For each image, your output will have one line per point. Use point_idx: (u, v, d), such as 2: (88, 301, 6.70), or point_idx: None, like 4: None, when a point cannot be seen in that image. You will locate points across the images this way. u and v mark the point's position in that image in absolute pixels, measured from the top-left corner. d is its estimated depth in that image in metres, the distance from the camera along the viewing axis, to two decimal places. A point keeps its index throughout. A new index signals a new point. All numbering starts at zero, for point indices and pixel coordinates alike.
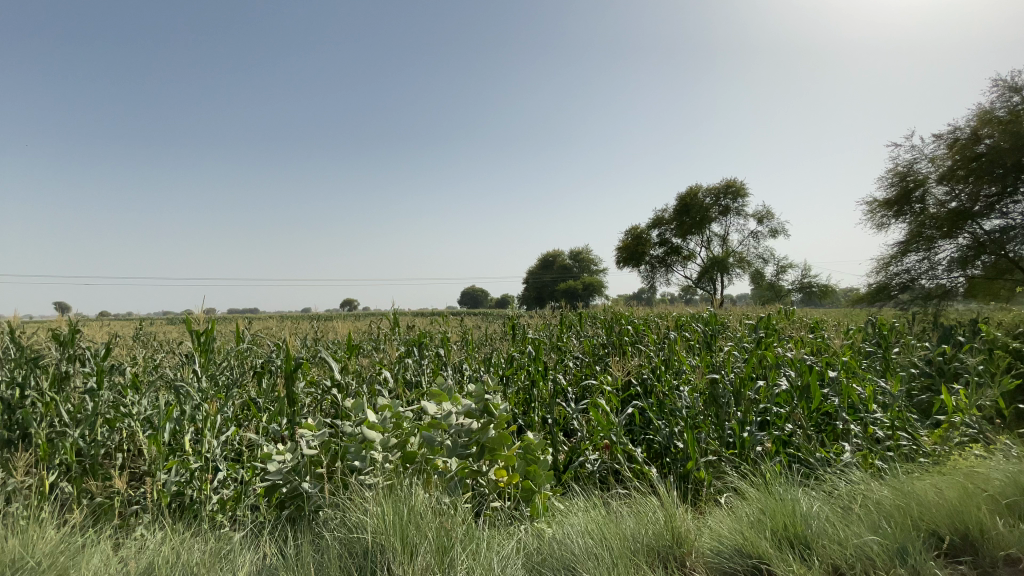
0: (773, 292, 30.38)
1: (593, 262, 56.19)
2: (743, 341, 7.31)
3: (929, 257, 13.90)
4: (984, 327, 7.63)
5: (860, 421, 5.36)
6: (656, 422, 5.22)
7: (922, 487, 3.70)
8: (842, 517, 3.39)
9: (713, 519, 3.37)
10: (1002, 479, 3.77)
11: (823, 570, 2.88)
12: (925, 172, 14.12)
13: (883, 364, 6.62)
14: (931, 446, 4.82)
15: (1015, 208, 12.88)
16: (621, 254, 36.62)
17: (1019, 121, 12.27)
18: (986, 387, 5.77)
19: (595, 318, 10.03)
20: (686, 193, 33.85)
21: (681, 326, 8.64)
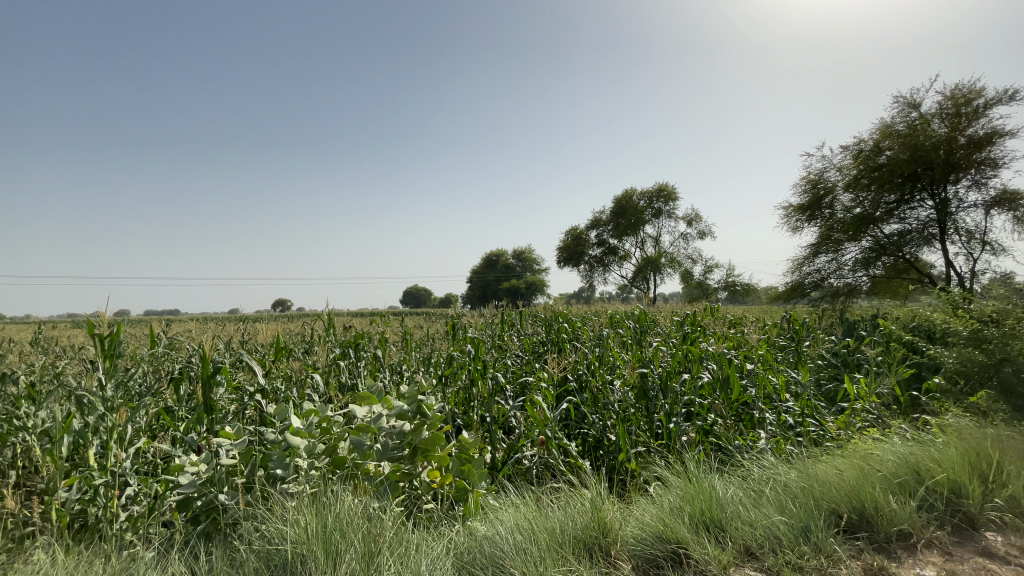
0: (703, 292, 32.04)
1: (536, 263, 56.87)
2: (671, 337, 7.69)
3: (837, 258, 15.19)
4: (880, 321, 8.46)
5: (775, 409, 5.82)
6: (589, 417, 5.40)
7: (825, 470, 4.05)
8: (754, 500, 3.65)
9: (638, 508, 3.53)
10: (895, 460, 4.19)
11: (735, 550, 3.09)
12: (834, 180, 15.40)
13: (795, 356, 7.17)
14: (834, 431, 5.32)
15: (910, 214, 14.34)
16: (563, 254, 37.42)
17: (915, 135, 13.60)
18: (883, 376, 6.40)
19: (534, 316, 10.18)
20: (624, 196, 34.96)
21: (615, 323, 8.94)
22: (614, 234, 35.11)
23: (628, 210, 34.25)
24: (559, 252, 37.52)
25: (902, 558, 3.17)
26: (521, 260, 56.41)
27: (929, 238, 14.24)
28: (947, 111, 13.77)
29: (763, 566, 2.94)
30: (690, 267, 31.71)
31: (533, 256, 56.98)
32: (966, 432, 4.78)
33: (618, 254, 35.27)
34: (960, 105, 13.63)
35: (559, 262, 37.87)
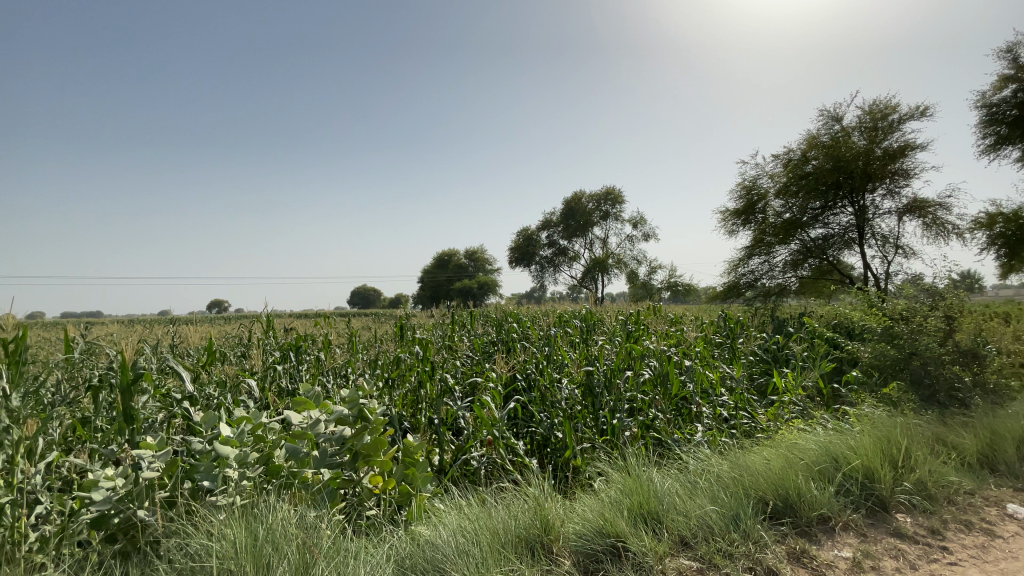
0: (648, 292, 33.10)
1: (489, 262, 56.93)
2: (616, 336, 7.92)
3: (769, 260, 16.14)
4: (805, 319, 9.06)
5: (711, 403, 6.14)
6: (537, 415, 5.46)
7: (755, 460, 4.29)
8: (689, 491, 3.82)
9: (579, 504, 3.61)
10: (816, 448, 4.51)
11: (671, 540, 3.24)
12: (767, 187, 16.36)
13: (731, 352, 7.56)
14: (764, 423, 5.69)
15: (833, 219, 15.43)
16: (513, 254, 37.62)
17: (837, 147, 14.68)
18: (808, 370, 6.87)
19: (484, 316, 10.19)
20: (574, 197, 35.57)
21: (562, 322, 9.09)
22: (563, 235, 35.66)
23: (577, 211, 34.92)
24: (510, 252, 37.67)
25: (821, 541, 3.43)
26: (472, 260, 56.20)
27: (850, 242, 15.40)
28: (866, 124, 14.93)
29: (696, 555, 3.10)
30: (636, 267, 32.68)
31: (485, 256, 56.92)
32: (879, 421, 5.23)
33: (568, 254, 35.85)
34: (876, 120, 14.83)
35: (510, 261, 38.01)
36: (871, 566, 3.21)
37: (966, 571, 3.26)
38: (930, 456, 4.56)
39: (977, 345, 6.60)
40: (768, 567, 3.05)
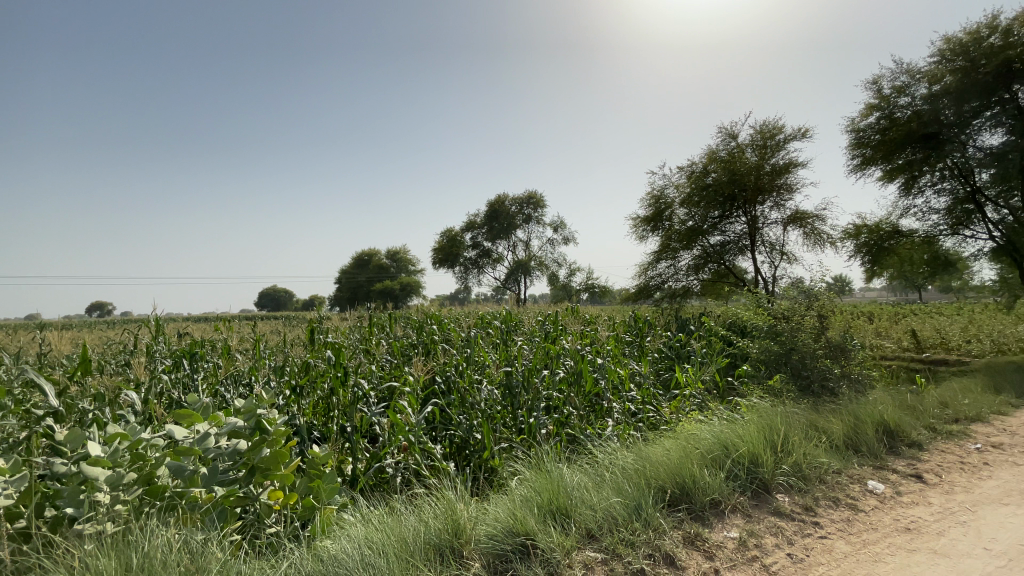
0: (567, 293, 34.14)
1: (412, 262, 55.82)
2: (534, 336, 8.12)
3: (674, 264, 17.36)
4: (704, 319, 9.82)
5: (621, 398, 6.51)
6: (456, 417, 5.42)
7: (656, 451, 4.58)
8: (596, 484, 4.01)
9: (492, 504, 3.66)
10: (710, 437, 4.91)
11: (578, 533, 3.38)
12: (673, 196, 17.53)
13: (639, 350, 8.03)
14: (668, 415, 6.18)
15: (730, 227, 16.89)
16: (436, 255, 37.18)
17: (733, 162, 16.11)
18: (707, 366, 7.55)
19: (403, 318, 9.96)
20: (497, 200, 35.83)
21: (482, 323, 9.14)
22: (487, 236, 35.80)
23: (500, 214, 35.24)
24: (433, 252, 37.12)
25: (712, 523, 3.76)
26: (393, 261, 54.75)
27: (744, 248, 16.91)
28: (757, 142, 16.48)
29: (601, 546, 3.27)
30: (557, 269, 33.53)
31: (407, 256, 55.69)
32: (764, 410, 5.81)
33: (491, 256, 36.07)
34: (766, 139, 16.41)
35: (433, 262, 37.48)
36: (755, 544, 3.56)
37: (834, 542, 3.71)
38: (805, 440, 5.13)
39: (843, 340, 7.57)
40: (666, 552, 3.29)
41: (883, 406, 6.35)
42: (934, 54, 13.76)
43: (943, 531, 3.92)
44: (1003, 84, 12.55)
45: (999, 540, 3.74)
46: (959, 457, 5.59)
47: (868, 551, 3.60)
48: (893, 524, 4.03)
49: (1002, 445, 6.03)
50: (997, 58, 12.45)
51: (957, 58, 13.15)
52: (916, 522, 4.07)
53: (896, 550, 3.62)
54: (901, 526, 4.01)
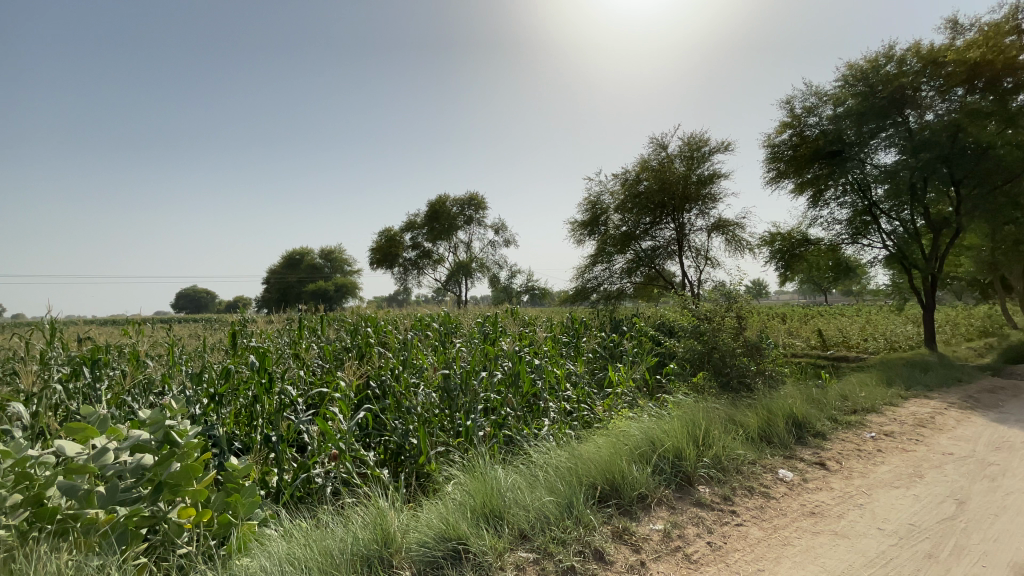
0: (507, 295, 34.36)
1: (347, 263, 53.92)
2: (473, 338, 8.09)
3: (609, 268, 18.06)
4: (636, 320, 10.20)
5: (557, 398, 6.67)
6: (390, 423, 5.27)
7: (587, 449, 4.71)
8: (530, 484, 4.07)
9: (425, 510, 3.61)
10: (639, 433, 5.11)
11: (511, 535, 3.41)
12: (608, 203, 18.17)
13: (575, 350, 8.24)
14: (601, 412, 6.51)
15: (660, 233, 17.70)
16: (373, 255, 36.16)
17: (663, 171, 16.92)
18: (638, 364, 7.97)
19: (336, 321, 9.58)
20: (437, 200, 35.32)
21: (420, 325, 8.99)
22: (426, 237, 35.27)
23: (441, 214, 34.80)
24: (370, 253, 36.09)
25: (638, 517, 3.92)
26: (327, 260, 52.61)
27: (673, 253, 17.78)
28: (685, 153, 17.36)
29: (534, 546, 3.32)
30: (497, 270, 33.62)
31: (342, 256, 53.71)
32: (688, 406, 6.15)
33: (432, 257, 35.54)
34: (693, 150, 17.31)
35: (370, 262, 36.42)
36: (678, 535, 3.75)
37: (748, 528, 3.98)
38: (724, 434, 5.48)
39: (759, 340, 8.15)
40: (595, 548, 3.39)
41: (793, 400, 6.91)
42: (839, 79, 15.13)
43: (842, 513, 4.32)
44: (896, 109, 14.03)
45: (889, 520, 4.18)
46: (857, 445, 6.20)
47: (779, 535, 3.90)
48: (800, 509, 4.39)
49: (892, 433, 6.75)
50: (890, 86, 13.88)
51: (858, 83, 14.53)
52: (820, 506, 4.46)
53: (802, 533, 3.95)
54: (807, 511, 4.37)
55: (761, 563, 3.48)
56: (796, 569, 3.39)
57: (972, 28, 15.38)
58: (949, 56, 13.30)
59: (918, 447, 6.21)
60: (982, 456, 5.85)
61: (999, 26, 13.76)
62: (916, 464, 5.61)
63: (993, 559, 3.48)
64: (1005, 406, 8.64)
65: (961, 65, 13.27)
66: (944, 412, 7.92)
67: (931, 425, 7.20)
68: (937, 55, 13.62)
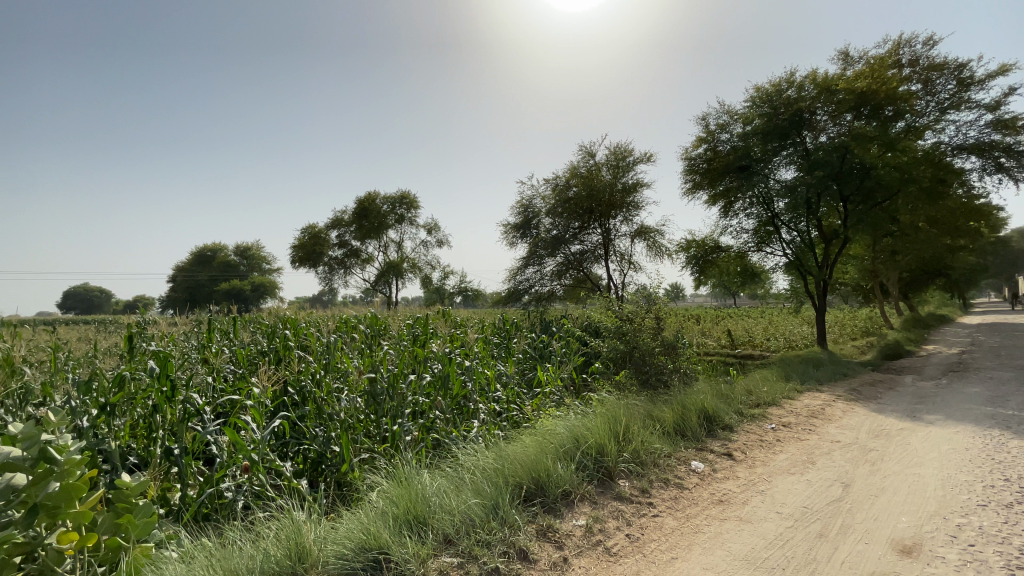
0: (439, 296, 34.05)
1: (267, 260, 50.66)
2: (402, 340, 7.91)
3: (540, 270, 18.55)
4: (565, 321, 10.44)
5: (488, 399, 6.71)
6: (309, 430, 5.05)
7: (514, 450, 4.75)
8: (456, 488, 4.04)
9: (346, 520, 3.48)
10: (565, 431, 5.24)
11: (436, 540, 3.36)
12: (540, 207, 18.57)
13: (505, 351, 8.31)
14: (529, 412, 6.64)
15: (588, 238, 18.30)
16: (296, 254, 34.30)
17: (591, 178, 17.54)
18: (565, 364, 8.20)
19: (252, 323, 8.97)
20: (367, 197, 34.13)
21: (346, 326, 8.64)
22: (354, 236, 34.03)
23: (370, 212, 33.68)
24: (293, 250, 34.22)
25: (562, 514, 4.02)
26: (244, 258, 49.21)
27: (600, 257, 18.43)
28: (611, 161, 18.05)
29: (458, 550, 3.29)
30: (428, 271, 33.13)
31: (261, 253, 50.51)
32: (611, 403, 6.41)
33: (360, 256, 34.28)
34: (619, 159, 18.02)
35: (293, 261, 34.55)
36: (599, 529, 3.88)
37: (664, 519, 4.21)
38: (643, 429, 5.77)
39: (676, 340, 8.68)
40: (519, 548, 3.43)
41: (705, 395, 7.42)
42: (748, 99, 16.44)
43: (747, 500, 4.70)
44: (795, 130, 15.48)
45: (787, 504, 4.59)
46: (759, 436, 6.77)
47: (691, 524, 4.15)
48: (710, 498, 4.72)
49: (789, 423, 7.45)
50: (791, 109, 15.33)
51: (764, 105, 15.87)
52: (727, 494, 4.81)
53: (711, 520, 4.24)
54: (716, 499, 4.70)
55: (675, 551, 3.68)
56: (707, 555, 3.63)
57: (860, 61, 17.35)
58: (840, 86, 14.80)
59: (811, 436, 6.89)
60: (863, 443, 6.60)
61: (881, 61, 15.65)
62: (809, 452, 6.21)
63: (873, 536, 3.91)
64: (881, 397, 9.83)
65: (850, 93, 14.87)
66: (833, 404, 8.87)
67: (822, 415, 8.03)
68: (830, 83, 15.08)
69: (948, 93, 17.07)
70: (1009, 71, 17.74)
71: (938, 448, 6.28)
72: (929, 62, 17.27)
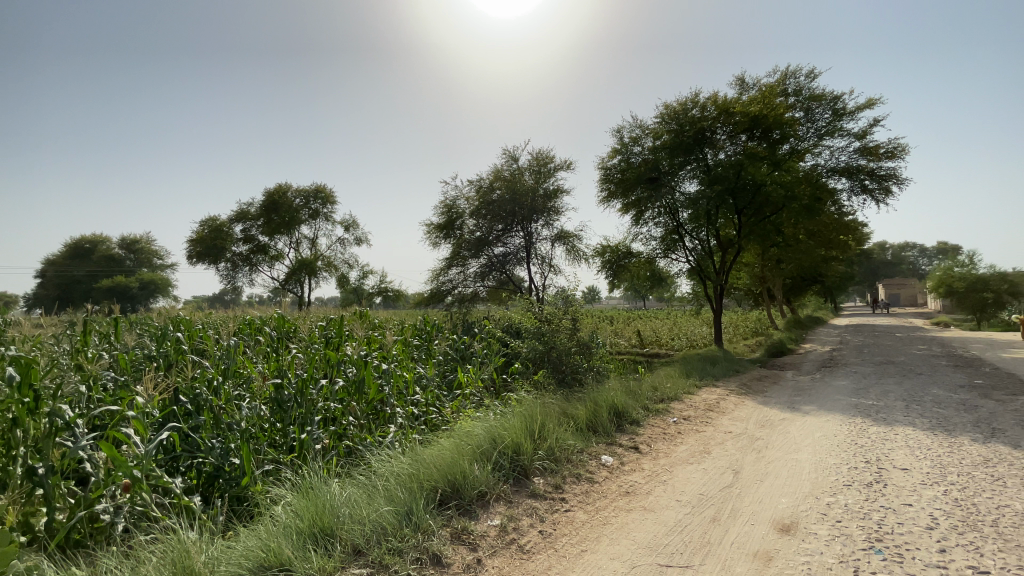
0: (356, 296, 32.83)
1: (158, 255, 45.73)
2: (313, 343, 7.50)
3: (463, 271, 18.60)
4: (486, 322, 10.49)
5: (406, 402, 6.56)
6: (206, 441, 4.53)
7: (430, 453, 4.69)
8: (367, 495, 3.92)
9: (245, 536, 3.27)
10: (482, 432, 5.26)
11: (344, 552, 3.24)
12: (463, 208, 18.54)
13: (426, 352, 8.18)
14: (448, 415, 6.60)
15: (510, 241, 18.51)
16: (194, 249, 31.32)
17: (514, 182, 17.77)
18: (486, 365, 8.26)
19: (139, 325, 8.05)
20: (277, 189, 31.98)
21: (251, 329, 8.03)
22: (262, 230, 31.70)
23: (281, 206, 31.63)
24: (191, 245, 31.23)
25: (477, 515, 4.04)
26: (129, 251, 44.08)
27: (522, 259, 18.69)
28: (534, 167, 18.40)
29: (367, 561, 3.19)
30: (344, 270, 31.76)
31: (152, 247, 45.52)
32: (529, 403, 6.54)
33: (269, 253, 32.05)
34: (540, 165, 18.44)
35: (191, 257, 31.51)
36: (514, 528, 3.95)
37: (575, 513, 4.37)
38: (558, 428, 5.94)
39: (589, 340, 9.08)
40: (433, 553, 3.39)
41: (615, 393, 7.83)
42: (658, 115, 17.53)
43: (650, 490, 5.01)
44: (699, 147, 16.84)
45: (686, 492, 4.96)
46: (663, 429, 7.26)
47: (599, 516, 4.35)
48: (618, 490, 4.99)
49: (689, 416, 8.07)
50: (695, 127, 16.66)
51: (672, 122, 17.05)
52: (633, 486, 5.11)
53: (619, 511, 4.47)
54: (623, 490, 4.98)
55: (584, 544, 3.84)
56: (614, 545, 3.82)
57: (754, 87, 19.20)
58: (736, 109, 16.23)
59: (708, 428, 7.50)
60: (752, 433, 7.30)
61: (772, 89, 17.42)
62: (705, 442, 6.77)
63: (758, 518, 4.34)
64: (767, 391, 10.94)
65: (745, 117, 16.39)
66: (727, 398, 9.72)
67: (717, 408, 8.78)
68: (728, 106, 16.47)
69: (825, 122, 19.41)
70: (873, 105, 20.53)
71: (812, 435, 7.11)
72: (811, 93, 19.51)
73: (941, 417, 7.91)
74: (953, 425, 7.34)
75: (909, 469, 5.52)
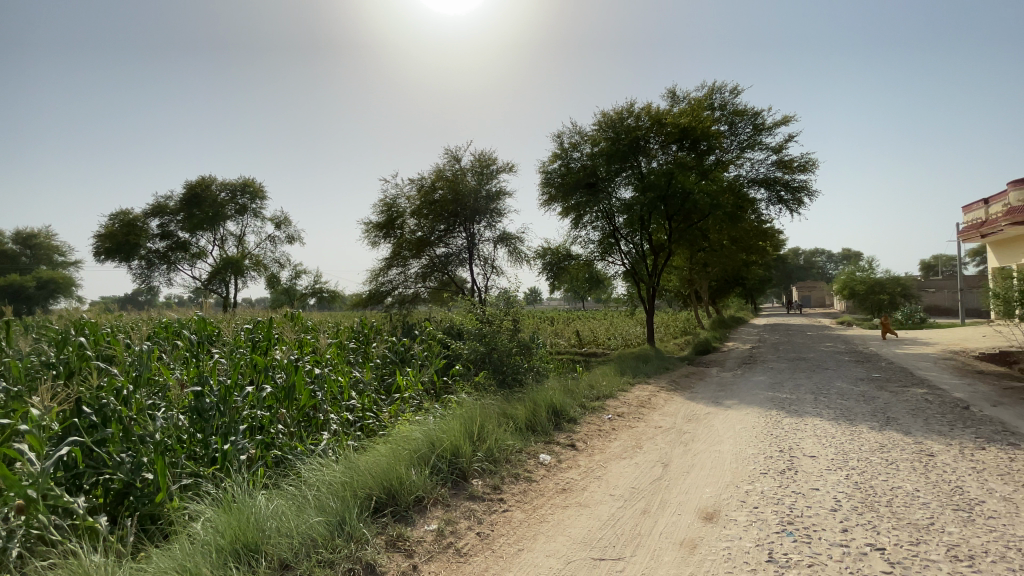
0: (288, 297, 31.28)
1: (59, 252, 41.23)
2: (238, 348, 7.05)
3: (404, 272, 18.30)
4: (426, 323, 10.33)
5: (340, 408, 6.34)
6: (114, 456, 4.12)
7: (365, 460, 4.56)
8: (296, 506, 3.76)
9: (157, 558, 3.03)
10: (420, 437, 5.18)
11: (270, 567, 3.10)
12: (403, 207, 18.21)
13: (363, 355, 7.95)
14: (386, 420, 6.47)
15: (452, 241, 18.37)
16: (102, 244, 28.53)
17: (456, 182, 17.63)
18: (426, 368, 8.16)
19: (35, 329, 7.23)
20: (200, 182, 29.81)
21: (168, 333, 7.44)
22: (182, 226, 29.38)
23: (204, 200, 29.53)
24: (98, 240, 28.44)
25: (413, 521, 3.98)
26: (25, 246, 39.46)
27: (464, 260, 18.49)
28: (476, 168, 18.31)
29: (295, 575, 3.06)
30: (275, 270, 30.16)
31: (52, 242, 40.99)
32: (468, 405, 6.52)
33: (190, 250, 29.81)
34: (483, 167, 18.36)
35: (97, 254, 28.67)
36: (451, 531, 3.93)
37: (513, 513, 4.42)
38: (497, 428, 5.98)
39: (529, 341, 9.21)
40: (367, 562, 3.31)
41: (554, 392, 7.99)
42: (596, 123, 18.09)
43: (586, 486, 5.17)
44: (634, 154, 17.56)
45: (619, 487, 5.15)
46: (599, 425, 7.51)
47: (536, 514, 4.42)
48: (556, 487, 5.10)
49: (623, 413, 8.39)
50: (630, 136, 17.34)
51: (609, 130, 17.66)
52: (570, 482, 5.24)
53: (555, 508, 4.57)
54: (560, 487, 5.10)
55: (521, 543, 3.89)
56: (550, 543, 3.90)
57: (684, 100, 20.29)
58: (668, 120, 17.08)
59: (640, 423, 7.84)
60: (680, 427, 7.71)
61: (700, 102, 18.49)
62: (637, 437, 7.07)
63: (685, 507, 4.60)
64: (694, 387, 11.58)
65: (676, 128, 17.29)
66: (658, 394, 10.20)
67: (648, 404, 9.21)
68: (661, 117, 17.29)
69: (747, 135, 20.83)
70: (789, 122, 22.27)
71: (734, 428, 7.61)
72: (734, 108, 20.89)
73: (844, 408, 8.74)
74: (854, 415, 8.14)
75: (817, 456, 6.06)
